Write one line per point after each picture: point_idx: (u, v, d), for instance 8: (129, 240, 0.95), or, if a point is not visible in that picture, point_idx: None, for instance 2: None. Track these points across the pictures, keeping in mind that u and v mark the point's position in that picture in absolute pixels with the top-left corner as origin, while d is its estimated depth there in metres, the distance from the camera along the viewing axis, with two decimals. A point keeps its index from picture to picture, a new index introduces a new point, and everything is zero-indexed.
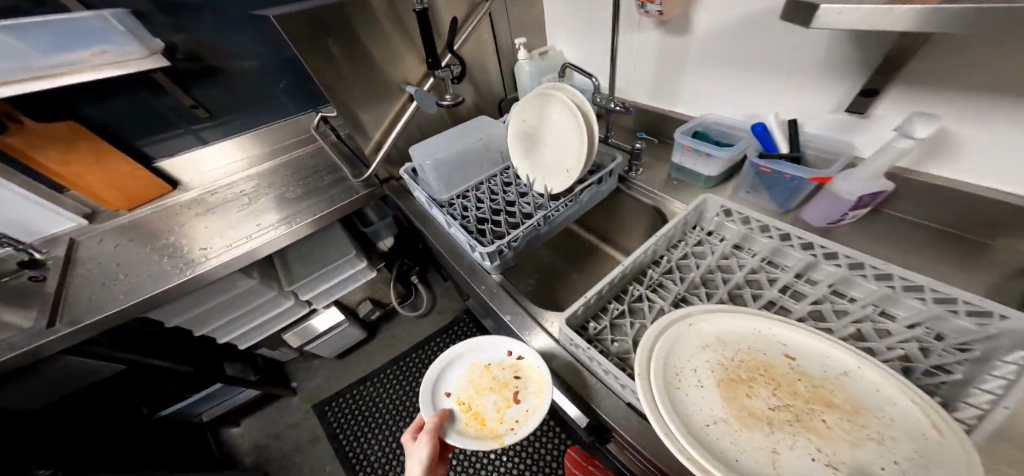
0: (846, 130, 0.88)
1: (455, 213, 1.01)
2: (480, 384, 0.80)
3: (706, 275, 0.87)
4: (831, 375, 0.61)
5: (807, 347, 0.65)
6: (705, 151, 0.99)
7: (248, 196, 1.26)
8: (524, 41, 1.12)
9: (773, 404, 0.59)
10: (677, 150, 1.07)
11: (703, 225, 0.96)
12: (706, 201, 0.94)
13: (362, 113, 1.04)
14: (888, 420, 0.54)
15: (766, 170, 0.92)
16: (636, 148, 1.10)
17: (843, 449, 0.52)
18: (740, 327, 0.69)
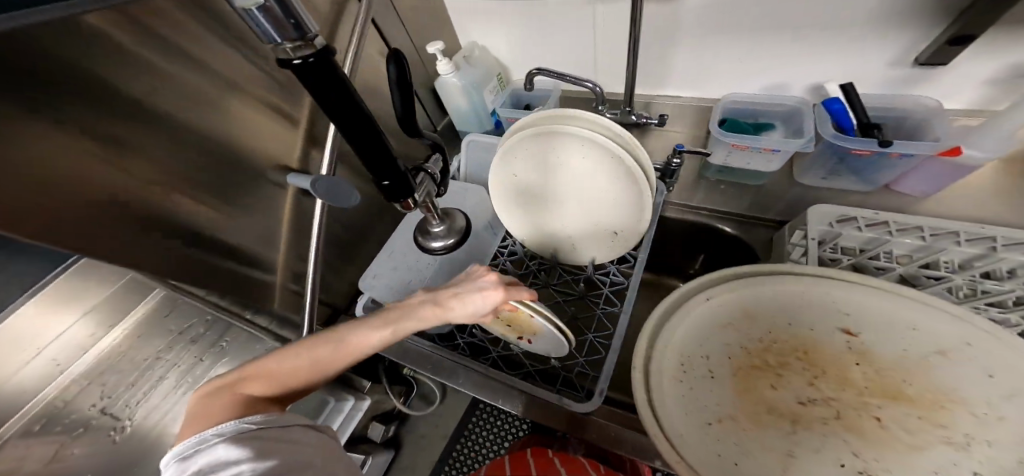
0: (905, 85, 0.61)
1: (487, 343, 0.65)
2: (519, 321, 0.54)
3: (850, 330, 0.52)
4: (913, 356, 0.41)
5: (881, 318, 0.44)
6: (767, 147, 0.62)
7: (139, 375, 0.77)
8: (440, 46, 0.71)
9: (806, 397, 0.41)
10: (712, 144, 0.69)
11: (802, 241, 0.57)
12: (817, 212, 0.56)
13: (237, 234, 0.60)
14: (992, 419, 0.35)
15: (862, 153, 0.58)
16: (665, 164, 0.66)
17: (900, 450, 0.36)
18: (786, 293, 0.48)
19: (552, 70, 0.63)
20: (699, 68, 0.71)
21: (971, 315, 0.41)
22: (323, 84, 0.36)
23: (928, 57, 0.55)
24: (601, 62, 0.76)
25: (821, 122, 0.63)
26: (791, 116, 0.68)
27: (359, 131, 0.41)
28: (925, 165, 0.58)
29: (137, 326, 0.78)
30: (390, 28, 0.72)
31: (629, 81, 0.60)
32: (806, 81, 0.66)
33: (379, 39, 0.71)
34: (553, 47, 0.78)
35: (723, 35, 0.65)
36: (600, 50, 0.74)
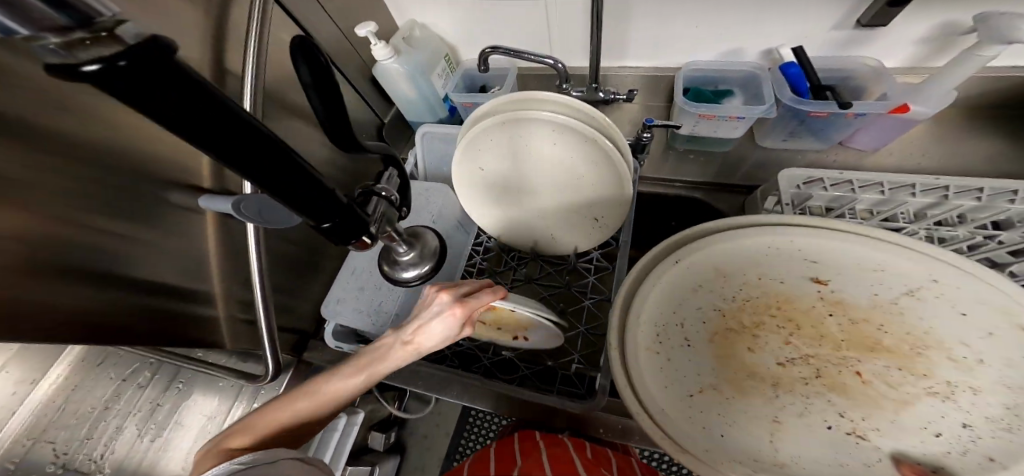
0: (849, 45, 0.61)
1: (474, 351, 0.64)
2: (505, 320, 0.55)
3: None
4: (884, 299, 0.41)
5: (849, 261, 0.43)
6: (733, 115, 0.62)
7: (91, 426, 0.68)
8: (372, 28, 0.62)
9: (786, 358, 0.40)
10: (680, 113, 0.67)
11: (780, 207, 0.60)
12: (790, 176, 0.59)
13: (152, 273, 0.51)
14: (973, 364, 0.36)
15: (818, 114, 0.60)
16: (638, 137, 0.64)
17: (877, 396, 0.37)
18: (755, 246, 0.46)
19: (503, 47, 0.57)
20: (657, 36, 0.67)
21: (943, 254, 0.41)
22: (154, 88, 0.19)
23: (872, 17, 0.55)
24: (556, 32, 0.70)
25: (779, 87, 0.63)
26: (747, 81, 0.68)
27: (245, 145, 0.25)
28: (873, 124, 0.61)
29: (69, 376, 0.71)
30: (304, 7, 0.62)
31: (593, 53, 0.56)
32: (761, 47, 0.65)
33: (293, 23, 0.61)
34: (501, 19, 0.71)
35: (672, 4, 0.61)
36: (554, 18, 0.68)
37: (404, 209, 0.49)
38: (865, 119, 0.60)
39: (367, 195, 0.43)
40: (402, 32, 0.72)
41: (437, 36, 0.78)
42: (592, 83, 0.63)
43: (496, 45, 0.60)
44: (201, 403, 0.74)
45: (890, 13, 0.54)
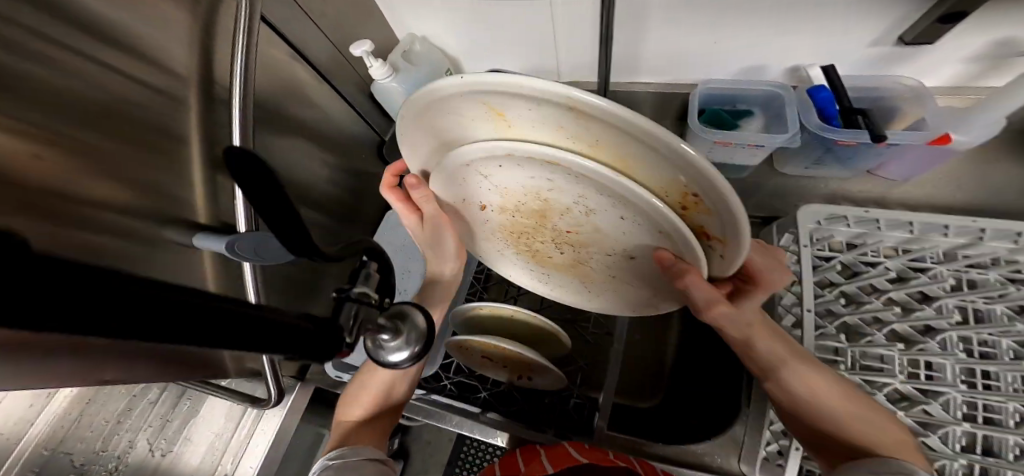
0: (886, 63, 0.56)
1: (475, 382, 0.68)
2: (513, 361, 0.60)
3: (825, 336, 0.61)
4: (535, 185, 0.37)
5: (503, 178, 0.37)
6: (753, 143, 0.59)
7: (105, 440, 0.63)
8: (369, 48, 0.58)
9: (555, 250, 0.46)
10: (696, 138, 0.64)
11: (795, 247, 0.59)
12: (804, 211, 0.59)
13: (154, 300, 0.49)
14: (587, 202, 0.36)
15: (845, 144, 0.56)
16: None
17: (616, 236, 0.39)
18: (466, 189, 0.42)
19: None
20: (674, 52, 0.62)
21: (513, 141, 0.32)
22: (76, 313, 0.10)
23: (917, 35, 0.49)
24: (564, 47, 0.66)
25: (804, 111, 0.58)
26: (769, 101, 0.63)
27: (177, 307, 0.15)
28: (905, 153, 0.57)
29: (85, 388, 0.64)
30: (297, 25, 0.58)
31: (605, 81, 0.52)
32: (786, 67, 0.60)
33: (284, 42, 0.57)
34: (504, 34, 0.67)
35: (692, 23, 0.57)
36: (561, 33, 0.64)
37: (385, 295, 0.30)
38: (897, 149, 0.56)
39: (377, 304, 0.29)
40: (402, 46, 0.69)
41: (438, 48, 0.74)
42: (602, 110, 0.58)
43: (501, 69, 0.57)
44: (210, 419, 0.72)
45: (939, 33, 0.48)
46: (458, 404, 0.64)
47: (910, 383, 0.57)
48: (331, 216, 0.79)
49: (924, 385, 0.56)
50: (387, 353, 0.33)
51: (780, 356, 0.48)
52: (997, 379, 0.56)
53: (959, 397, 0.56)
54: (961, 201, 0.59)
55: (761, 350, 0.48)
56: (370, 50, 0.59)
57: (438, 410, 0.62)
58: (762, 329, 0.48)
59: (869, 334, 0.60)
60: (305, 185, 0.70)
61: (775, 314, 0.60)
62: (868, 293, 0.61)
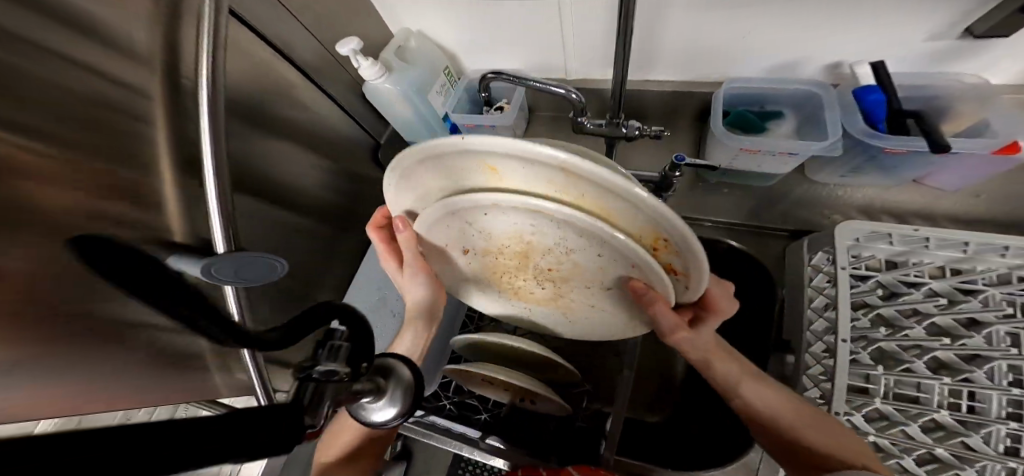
0: (943, 60, 0.49)
1: (476, 402, 0.65)
2: (517, 386, 0.56)
3: (859, 362, 0.56)
4: (520, 228, 0.37)
5: (489, 220, 0.37)
6: (786, 150, 0.53)
7: None
8: (358, 46, 0.53)
9: (537, 286, 0.46)
10: (720, 144, 0.58)
11: (831, 268, 0.54)
12: (841, 227, 0.53)
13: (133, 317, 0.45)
14: (569, 245, 0.36)
15: (895, 151, 0.50)
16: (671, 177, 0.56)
17: (600, 277, 0.40)
18: (453, 229, 0.41)
19: (511, 75, 0.49)
20: (696, 47, 0.55)
21: (497, 190, 0.32)
22: None
23: (987, 27, 0.42)
24: (572, 43, 0.60)
25: (846, 114, 0.52)
26: (803, 101, 0.56)
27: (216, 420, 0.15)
28: (964, 162, 0.51)
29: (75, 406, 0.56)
30: (276, 21, 0.53)
31: (618, 84, 0.46)
32: (825, 64, 0.53)
33: (262, 40, 0.52)
34: (506, 31, 0.62)
35: (719, 14, 0.50)
36: (569, 29, 0.58)
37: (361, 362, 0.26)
38: (955, 158, 0.50)
39: (349, 379, 0.24)
40: (396, 43, 0.64)
41: (435, 43, 0.68)
42: (616, 116, 0.52)
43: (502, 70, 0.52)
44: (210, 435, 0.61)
45: (1015, 25, 0.41)
46: (457, 426, 0.60)
47: (950, 415, 0.53)
48: (325, 225, 0.75)
49: (966, 418, 0.52)
50: (370, 413, 0.30)
51: (735, 376, 0.47)
52: None
53: (1003, 430, 0.51)
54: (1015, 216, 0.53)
55: (719, 371, 0.48)
56: (359, 49, 0.54)
57: (437, 435, 0.58)
58: (718, 351, 0.49)
59: (907, 361, 0.55)
60: (296, 193, 0.66)
61: (802, 339, 0.55)
62: (907, 317, 0.56)
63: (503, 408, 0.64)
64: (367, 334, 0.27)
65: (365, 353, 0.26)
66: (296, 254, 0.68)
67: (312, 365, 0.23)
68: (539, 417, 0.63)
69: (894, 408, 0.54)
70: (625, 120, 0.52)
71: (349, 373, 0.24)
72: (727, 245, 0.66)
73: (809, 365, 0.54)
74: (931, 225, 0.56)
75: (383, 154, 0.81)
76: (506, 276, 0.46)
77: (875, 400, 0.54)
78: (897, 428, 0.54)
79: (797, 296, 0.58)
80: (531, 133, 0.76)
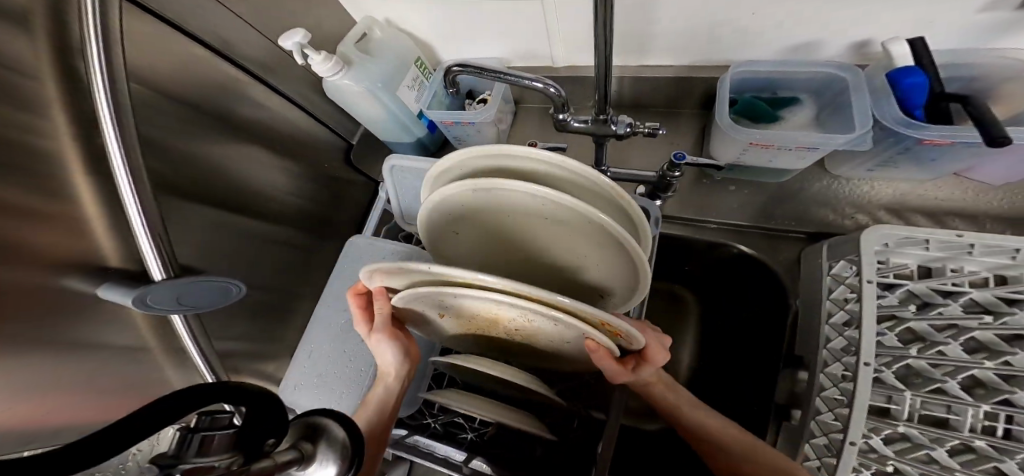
0: (996, 34, 0.40)
1: (460, 420, 0.60)
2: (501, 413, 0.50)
3: (886, 383, 0.50)
4: (482, 308, 0.35)
5: (455, 301, 0.35)
6: (802, 145, 0.45)
7: None
8: (304, 40, 0.46)
9: (504, 335, 0.44)
10: (725, 139, 0.51)
11: (854, 279, 0.47)
12: (870, 232, 0.46)
13: (67, 344, 0.42)
14: (527, 320, 0.35)
15: (936, 143, 0.42)
16: (666, 176, 0.50)
17: (562, 338, 0.38)
18: (424, 303, 0.39)
19: (476, 68, 0.43)
20: (693, 30, 0.48)
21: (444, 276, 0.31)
22: None
23: None
24: (551, 26, 0.53)
25: (878, 101, 0.44)
26: (819, 87, 0.49)
27: (164, 408, 0.15)
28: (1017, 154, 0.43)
29: None
30: (206, 15, 0.47)
31: (597, 77, 0.39)
32: (848, 41, 0.45)
33: (190, 35, 0.46)
34: (476, 14, 0.54)
35: None
36: (547, 10, 0.50)
37: (265, 439, 0.21)
38: (1003, 150, 0.42)
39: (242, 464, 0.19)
40: (357, 32, 0.57)
41: (401, 32, 0.61)
42: (601, 111, 0.45)
43: (468, 62, 0.45)
44: None
45: None
46: (436, 445, 0.54)
47: (983, 440, 0.46)
48: (297, 234, 0.69)
49: (1001, 445, 0.45)
50: None
51: (675, 403, 0.47)
52: None
53: None
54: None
55: (659, 399, 0.47)
56: (305, 42, 0.47)
57: (418, 456, 0.52)
58: (657, 383, 0.47)
59: (937, 380, 0.48)
60: (257, 200, 0.61)
61: (817, 357, 0.49)
62: (941, 331, 0.49)
63: (490, 427, 0.59)
64: (269, 402, 0.22)
65: (276, 426, 0.22)
66: (264, 266, 0.64)
67: (177, 462, 0.18)
68: (527, 438, 0.59)
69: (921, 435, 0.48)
70: (613, 116, 0.45)
71: (241, 459, 0.19)
72: (733, 248, 0.59)
73: (825, 387, 0.47)
74: (973, 228, 0.49)
75: (356, 156, 0.75)
76: (476, 327, 0.44)
77: (901, 426, 0.47)
78: (922, 452, 0.48)
79: (812, 307, 0.52)
80: (517, 127, 0.69)
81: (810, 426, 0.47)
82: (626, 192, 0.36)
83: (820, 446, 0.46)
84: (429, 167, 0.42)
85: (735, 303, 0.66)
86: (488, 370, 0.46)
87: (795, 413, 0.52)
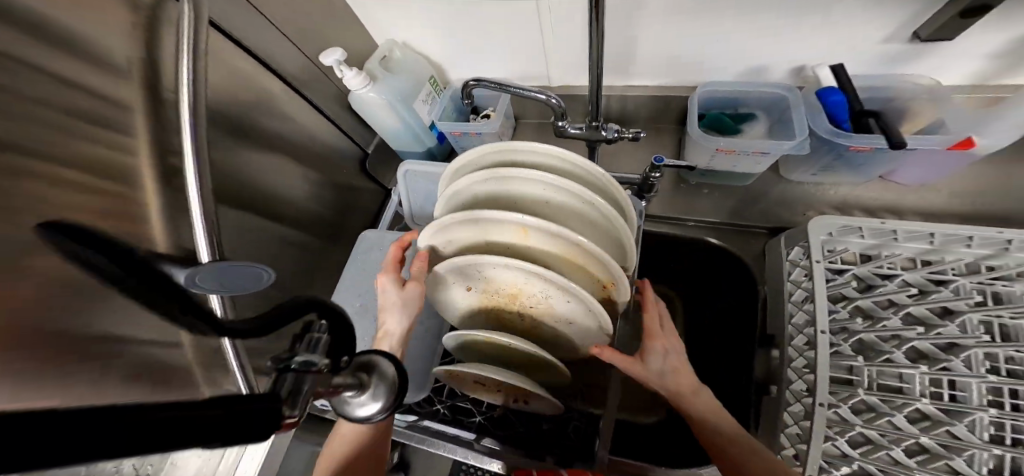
0: (897, 63, 0.51)
1: (469, 404, 0.65)
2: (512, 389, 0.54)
3: (844, 354, 0.57)
4: (518, 276, 0.45)
5: (497, 268, 0.46)
6: (758, 149, 0.55)
7: None
8: (342, 57, 0.54)
9: (513, 318, 0.52)
10: (697, 146, 0.60)
11: (807, 262, 0.55)
12: (815, 221, 0.55)
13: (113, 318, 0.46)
14: (549, 294, 0.46)
15: (861, 149, 0.52)
16: (649, 176, 0.58)
17: (567, 317, 0.48)
18: (460, 266, 0.47)
19: (491, 81, 0.51)
20: (668, 56, 0.58)
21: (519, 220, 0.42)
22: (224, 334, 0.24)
23: (927, 34, 0.45)
24: (553, 53, 0.63)
25: (812, 115, 0.54)
26: (770, 104, 0.59)
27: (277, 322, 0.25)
28: (923, 158, 0.54)
29: None
30: (254, 34, 0.55)
31: (592, 90, 0.48)
32: (791, 66, 0.55)
33: (238, 49, 0.53)
34: (479, 13, 0.58)
35: (687, 18, 0.51)
36: (550, 38, 0.60)
37: (339, 356, 0.27)
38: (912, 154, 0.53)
39: (329, 371, 0.24)
40: (380, 53, 0.65)
41: (418, 55, 0.70)
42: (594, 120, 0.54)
43: (483, 78, 0.54)
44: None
45: (952, 30, 0.44)
46: (448, 427, 0.58)
47: (932, 404, 0.53)
48: (313, 232, 0.75)
49: (948, 407, 0.52)
50: (355, 407, 0.28)
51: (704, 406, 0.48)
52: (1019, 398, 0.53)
53: (985, 417, 0.52)
54: (963, 211, 0.57)
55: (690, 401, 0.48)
56: (342, 59, 0.55)
57: (432, 440, 0.56)
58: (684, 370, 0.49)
59: (887, 352, 0.56)
60: (282, 198, 0.66)
61: (784, 333, 0.57)
62: (885, 308, 0.57)
63: (497, 410, 0.65)
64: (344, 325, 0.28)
65: (342, 347, 0.27)
66: (284, 262, 0.69)
67: (291, 356, 0.23)
68: (532, 420, 0.64)
69: (881, 400, 0.55)
70: (604, 124, 0.53)
71: (329, 364, 0.25)
72: (709, 243, 0.68)
73: (793, 358, 0.55)
74: (899, 219, 0.58)
75: (370, 164, 0.81)
76: (491, 307, 0.52)
77: (863, 393, 0.54)
78: (884, 419, 0.55)
79: (777, 290, 0.60)
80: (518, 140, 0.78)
81: (786, 396, 0.54)
82: (613, 180, 0.45)
83: (796, 413, 0.52)
84: (443, 169, 0.50)
85: (712, 295, 0.74)
86: (514, 343, 0.48)
87: (773, 387, 0.59)
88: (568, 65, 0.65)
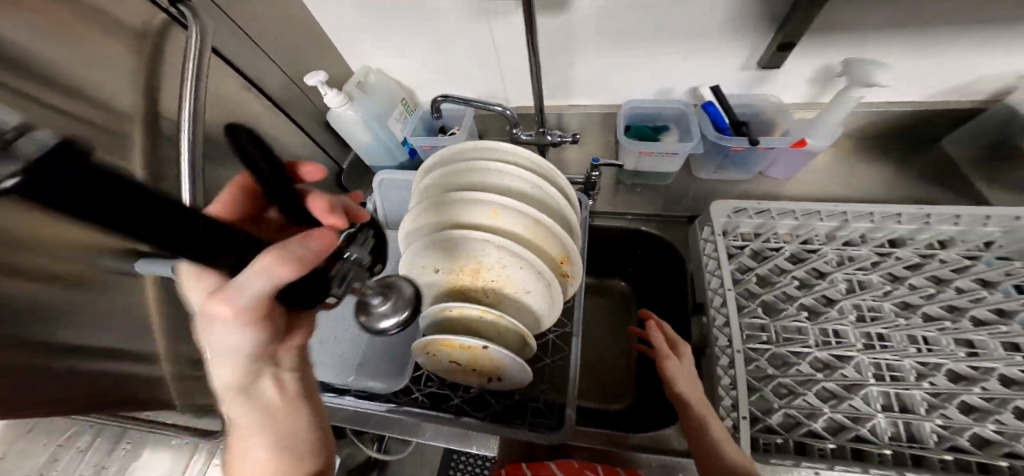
0: (753, 86, 0.69)
1: (447, 390, 0.69)
2: (480, 361, 0.60)
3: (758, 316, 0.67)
4: (484, 248, 0.55)
5: (466, 241, 0.55)
6: (669, 151, 0.69)
7: None
8: (325, 78, 0.63)
9: (479, 294, 0.59)
10: (624, 150, 0.74)
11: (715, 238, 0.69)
12: (715, 204, 0.72)
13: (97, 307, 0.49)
14: (509, 263, 0.55)
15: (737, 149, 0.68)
16: (591, 175, 0.71)
17: (524, 286, 0.57)
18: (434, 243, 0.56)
19: (456, 97, 0.62)
20: (598, 80, 0.73)
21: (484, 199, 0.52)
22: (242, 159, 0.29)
23: (765, 63, 0.63)
24: (507, 78, 0.75)
25: (703, 124, 0.70)
26: (678, 117, 0.75)
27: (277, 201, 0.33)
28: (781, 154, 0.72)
29: None
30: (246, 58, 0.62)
31: (538, 103, 0.60)
32: (690, 88, 0.71)
33: (231, 70, 0.61)
34: (451, 33, 0.68)
35: (608, 49, 0.66)
36: (504, 66, 0.73)
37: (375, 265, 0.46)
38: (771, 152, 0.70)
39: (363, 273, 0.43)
40: (356, 78, 0.75)
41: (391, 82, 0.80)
42: (541, 128, 0.66)
43: (451, 95, 0.65)
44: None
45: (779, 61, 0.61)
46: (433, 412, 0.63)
47: (824, 350, 0.62)
48: None
49: (838, 350, 0.61)
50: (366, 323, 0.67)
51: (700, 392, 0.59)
52: (890, 339, 0.62)
53: (865, 359, 0.61)
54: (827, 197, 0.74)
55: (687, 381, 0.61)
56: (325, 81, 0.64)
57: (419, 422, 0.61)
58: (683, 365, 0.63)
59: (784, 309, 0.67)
60: None
61: (707, 298, 0.68)
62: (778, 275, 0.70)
63: (473, 391, 0.69)
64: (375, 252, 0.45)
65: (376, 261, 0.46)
66: None
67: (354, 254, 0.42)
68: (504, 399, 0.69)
69: (791, 351, 0.63)
70: (550, 131, 0.65)
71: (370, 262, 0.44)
72: (645, 232, 0.80)
73: (716, 319, 0.66)
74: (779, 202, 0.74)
75: (346, 178, 0.88)
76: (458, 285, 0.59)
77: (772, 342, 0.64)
78: (793, 367, 0.62)
79: (699, 266, 0.72)
80: None
81: (715, 352, 0.64)
82: (564, 176, 0.57)
83: (724, 364, 0.62)
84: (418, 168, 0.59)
85: (653, 280, 0.86)
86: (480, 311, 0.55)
87: (706, 349, 0.68)
88: (520, 89, 0.78)
